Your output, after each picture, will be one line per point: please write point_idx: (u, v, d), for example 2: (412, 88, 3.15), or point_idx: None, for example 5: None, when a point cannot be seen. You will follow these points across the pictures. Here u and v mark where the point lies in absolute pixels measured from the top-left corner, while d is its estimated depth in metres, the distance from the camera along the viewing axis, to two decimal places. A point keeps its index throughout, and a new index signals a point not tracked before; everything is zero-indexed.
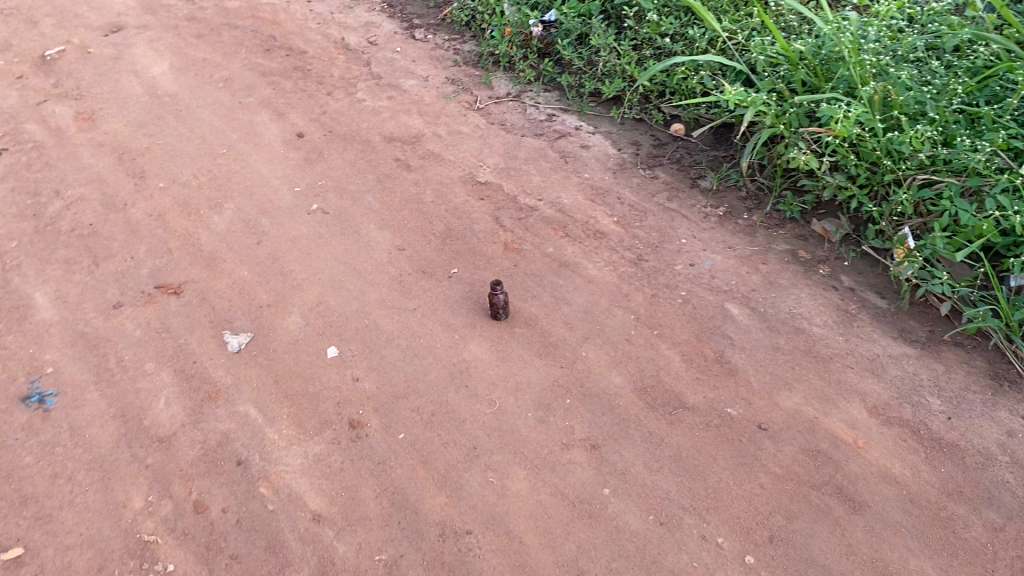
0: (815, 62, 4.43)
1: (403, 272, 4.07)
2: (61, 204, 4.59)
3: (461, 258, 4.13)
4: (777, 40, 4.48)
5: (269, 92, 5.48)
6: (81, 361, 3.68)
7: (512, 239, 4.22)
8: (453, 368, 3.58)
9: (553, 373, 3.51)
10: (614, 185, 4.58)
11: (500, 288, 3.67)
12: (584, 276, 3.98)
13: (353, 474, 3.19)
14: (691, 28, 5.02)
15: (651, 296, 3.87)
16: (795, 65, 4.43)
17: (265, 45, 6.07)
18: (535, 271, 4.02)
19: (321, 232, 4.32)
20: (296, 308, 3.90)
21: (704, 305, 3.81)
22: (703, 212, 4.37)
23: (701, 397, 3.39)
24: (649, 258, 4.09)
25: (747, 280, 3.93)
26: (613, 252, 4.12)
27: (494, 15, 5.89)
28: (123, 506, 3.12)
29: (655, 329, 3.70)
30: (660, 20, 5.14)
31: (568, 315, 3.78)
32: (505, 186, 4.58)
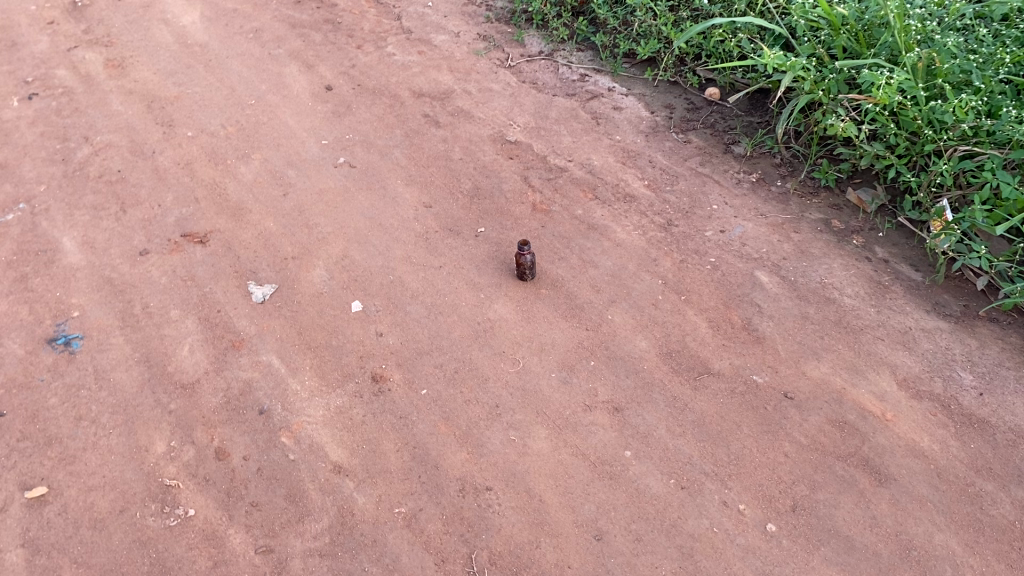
0: (857, 27, 4.31)
1: (429, 229, 4.05)
2: (90, 150, 4.59)
3: (488, 217, 4.09)
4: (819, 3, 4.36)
5: (299, 44, 5.43)
6: (106, 306, 3.69)
7: (540, 200, 4.17)
8: (477, 327, 3.56)
9: (578, 335, 3.49)
10: (646, 148, 4.50)
11: (527, 248, 3.64)
12: (612, 239, 3.93)
13: (375, 427, 3.19)
14: None
15: (680, 262, 3.82)
16: (837, 30, 4.32)
17: None
18: (562, 232, 3.98)
19: (348, 187, 4.30)
20: (322, 261, 3.89)
21: (733, 272, 3.75)
22: (736, 178, 4.28)
23: (727, 364, 3.35)
24: (679, 223, 4.04)
25: (778, 248, 3.86)
26: (642, 216, 4.07)
27: None
28: (146, 450, 3.14)
29: (682, 294, 3.65)
30: None
31: (594, 279, 3.74)
32: (535, 146, 4.52)
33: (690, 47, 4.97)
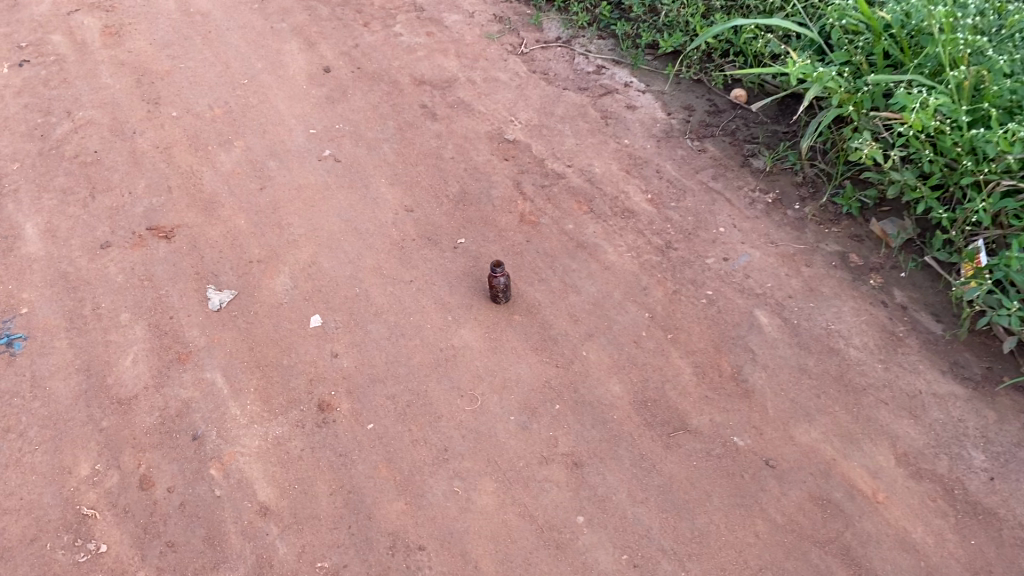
0: (900, 34, 3.83)
1: (406, 236, 3.75)
2: (70, 126, 4.38)
3: (471, 228, 3.77)
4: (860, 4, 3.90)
5: (304, 19, 5.13)
6: (56, 305, 3.50)
7: (530, 211, 3.84)
8: (439, 355, 3.27)
9: (546, 373, 3.18)
10: (655, 156, 4.10)
11: (501, 270, 3.32)
12: (602, 262, 3.58)
13: (310, 464, 2.94)
14: None
15: (673, 293, 3.46)
16: (878, 36, 3.86)
17: None
18: (547, 250, 3.64)
19: (328, 183, 4.02)
20: (287, 267, 3.63)
21: (729, 309, 3.38)
22: (750, 196, 3.87)
23: (706, 420, 3.00)
24: (679, 246, 3.66)
25: (784, 284, 3.47)
26: (639, 236, 3.70)
27: None
28: (69, 472, 2.95)
29: (669, 331, 3.30)
30: None
31: (574, 307, 3.41)
32: (534, 147, 4.17)
33: (718, 43, 4.54)
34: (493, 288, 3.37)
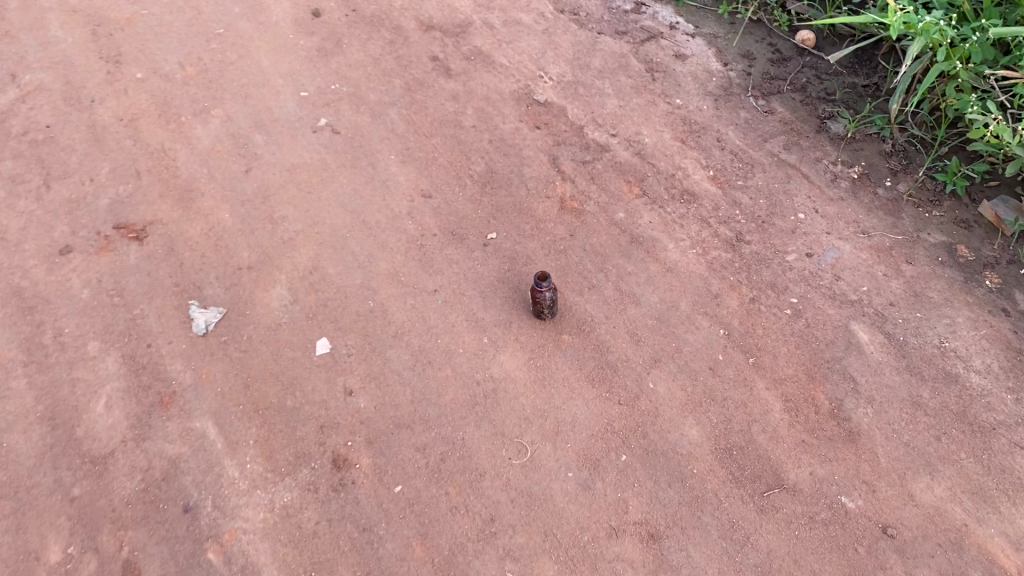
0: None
1: (425, 231, 3.14)
2: (14, 92, 3.65)
3: (501, 219, 3.16)
4: None
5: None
6: (9, 332, 2.89)
7: (571, 197, 3.23)
8: (476, 389, 2.72)
9: (607, 414, 2.63)
10: (714, 119, 3.46)
11: (545, 286, 2.72)
12: (664, 263, 2.99)
13: (329, 542, 2.41)
14: None
15: (751, 301, 2.89)
16: None
17: None
18: (596, 248, 3.05)
19: (327, 163, 3.38)
20: (284, 275, 3.03)
21: (821, 323, 2.82)
22: (831, 171, 3.25)
23: (806, 474, 2.49)
24: (754, 238, 3.07)
25: (883, 287, 2.90)
26: (704, 227, 3.10)
27: None
28: (35, 559, 2.39)
29: (751, 354, 2.75)
30: None
31: (635, 323, 2.84)
32: (569, 110, 3.53)
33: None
34: (536, 303, 2.79)
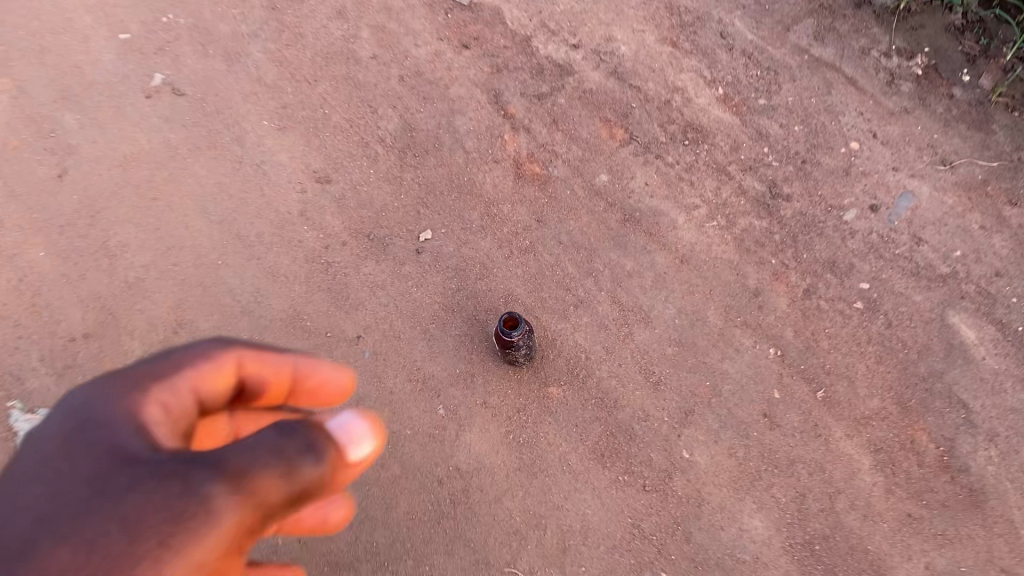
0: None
1: (329, 238, 2.19)
2: None
3: (434, 207, 2.21)
4: None
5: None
6: None
7: (529, 155, 2.26)
8: (438, 494, 1.88)
9: (631, 510, 1.85)
10: (710, 4, 2.48)
11: (517, 335, 1.85)
12: (676, 250, 2.10)
13: None
14: None
15: (806, 295, 2.04)
16: None
17: None
18: (576, 237, 2.14)
19: (175, 145, 2.37)
20: (138, 342, 2.10)
21: (905, 320, 2.00)
22: (884, 70, 2.32)
23: (920, 571, 1.77)
24: (795, 190, 2.17)
25: (983, 248, 2.07)
26: (723, 180, 2.19)
27: None
28: None
29: (818, 385, 1.95)
30: None
31: (649, 354, 1.99)
32: (507, 11, 2.52)
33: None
34: (504, 349, 1.92)
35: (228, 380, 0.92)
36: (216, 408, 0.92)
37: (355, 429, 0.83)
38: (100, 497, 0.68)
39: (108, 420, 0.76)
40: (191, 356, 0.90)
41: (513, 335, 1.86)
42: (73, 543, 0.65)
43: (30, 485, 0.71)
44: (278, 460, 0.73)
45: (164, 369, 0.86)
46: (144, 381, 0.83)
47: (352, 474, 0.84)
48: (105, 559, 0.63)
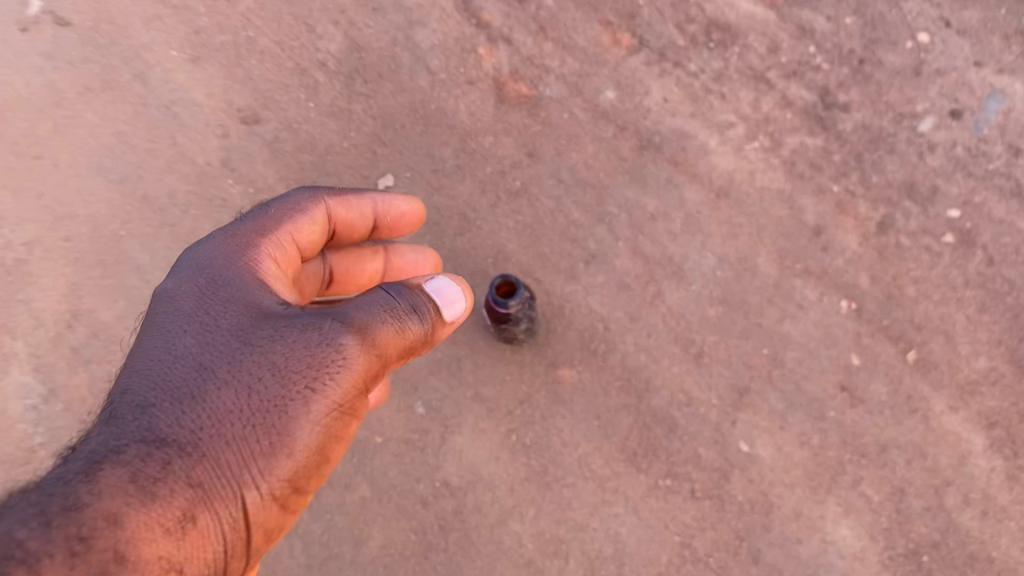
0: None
1: (263, 194, 1.72)
2: None
3: (395, 145, 1.73)
4: None
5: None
6: None
7: (511, 73, 1.76)
8: (425, 520, 1.44)
9: (679, 525, 1.41)
10: None
11: (510, 307, 1.38)
12: (708, 181, 1.64)
13: None
14: None
15: (880, 231, 1.59)
16: None
17: None
18: (579, 173, 1.66)
19: (57, 86, 1.85)
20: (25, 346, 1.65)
21: (1012, 254, 1.55)
22: None
23: None
24: (854, 98, 1.69)
25: None
26: (762, 91, 1.71)
27: None
28: None
29: (908, 345, 1.50)
30: None
31: (686, 318, 1.53)
32: None
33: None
34: (498, 323, 1.45)
35: (320, 227, 1.20)
36: (313, 247, 1.21)
37: (449, 288, 1.09)
38: (253, 348, 0.97)
39: (235, 311, 1.00)
40: (293, 210, 1.17)
41: (511, 306, 1.38)
42: (242, 387, 0.94)
43: (204, 326, 0.98)
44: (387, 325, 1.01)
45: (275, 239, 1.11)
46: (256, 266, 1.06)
47: (444, 330, 1.11)
48: (262, 397, 0.94)
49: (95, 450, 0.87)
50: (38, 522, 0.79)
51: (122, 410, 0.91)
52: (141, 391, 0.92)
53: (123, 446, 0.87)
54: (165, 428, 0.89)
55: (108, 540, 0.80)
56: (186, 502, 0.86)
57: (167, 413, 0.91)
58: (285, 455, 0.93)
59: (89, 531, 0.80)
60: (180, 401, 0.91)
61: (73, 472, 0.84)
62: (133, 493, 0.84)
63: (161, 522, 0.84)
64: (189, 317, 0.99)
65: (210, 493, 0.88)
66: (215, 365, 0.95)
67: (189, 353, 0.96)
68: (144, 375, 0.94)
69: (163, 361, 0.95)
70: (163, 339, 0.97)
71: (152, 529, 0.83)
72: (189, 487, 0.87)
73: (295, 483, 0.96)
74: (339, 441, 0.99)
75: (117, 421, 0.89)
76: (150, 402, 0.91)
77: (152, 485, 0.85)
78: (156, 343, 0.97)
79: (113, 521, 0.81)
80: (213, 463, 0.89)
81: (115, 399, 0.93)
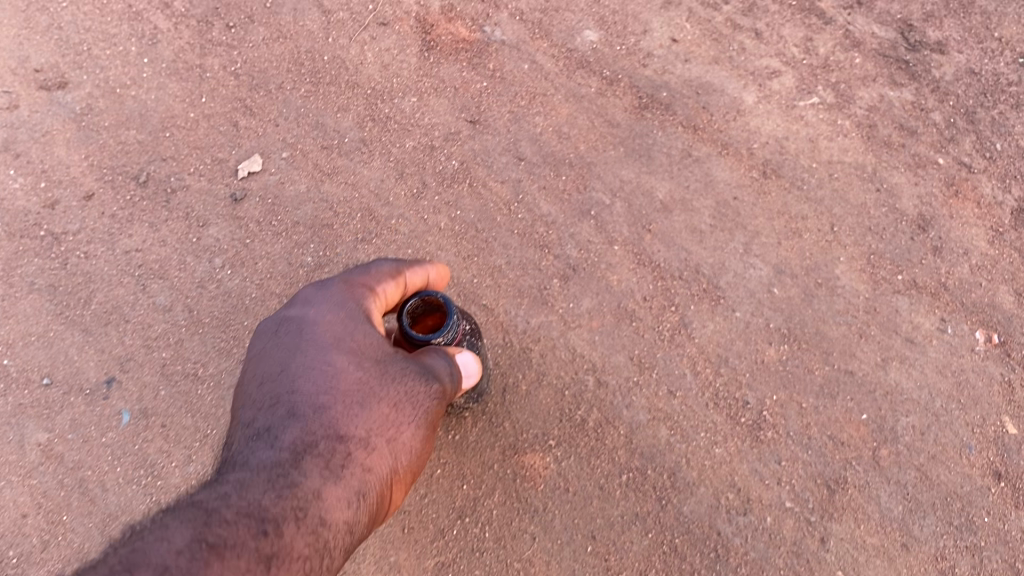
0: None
1: (60, 189, 1.11)
2: None
3: (267, 112, 1.14)
4: None
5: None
6: None
7: (444, 10, 1.20)
8: None
9: None
10: None
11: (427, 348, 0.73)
12: (746, 155, 1.07)
13: None
14: None
15: (1019, 220, 1.01)
16: None
17: None
18: (548, 147, 1.09)
19: None
20: None
21: None
22: None
23: None
24: (951, 33, 1.13)
25: None
26: (814, 25, 1.15)
27: None
28: None
29: None
30: None
31: (729, 364, 0.94)
32: None
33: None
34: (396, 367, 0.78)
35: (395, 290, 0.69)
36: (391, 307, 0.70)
37: (470, 364, 0.69)
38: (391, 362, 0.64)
39: (359, 315, 0.66)
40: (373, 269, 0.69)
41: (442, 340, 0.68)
42: (394, 390, 0.62)
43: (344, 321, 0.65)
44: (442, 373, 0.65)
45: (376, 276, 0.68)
46: (359, 292, 0.66)
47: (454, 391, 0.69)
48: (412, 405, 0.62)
49: (278, 439, 0.57)
50: (268, 497, 0.53)
51: (279, 403, 0.60)
52: (298, 386, 0.60)
53: (303, 436, 0.58)
54: (338, 426, 0.59)
55: (315, 521, 0.53)
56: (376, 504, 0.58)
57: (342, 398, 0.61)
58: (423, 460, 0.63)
59: (307, 516, 0.53)
60: (342, 402, 0.60)
61: (277, 459, 0.56)
62: (325, 476, 0.56)
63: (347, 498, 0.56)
64: (321, 322, 0.65)
65: (384, 493, 0.59)
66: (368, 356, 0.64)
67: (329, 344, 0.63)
68: (294, 374, 0.61)
69: (305, 358, 0.62)
70: (285, 343, 0.63)
71: (343, 514, 0.55)
72: (365, 483, 0.57)
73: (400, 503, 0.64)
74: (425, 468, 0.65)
75: (286, 414, 0.59)
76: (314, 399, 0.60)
77: (341, 470, 0.57)
78: (278, 349, 0.63)
79: (313, 501, 0.54)
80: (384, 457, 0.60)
81: (262, 395, 0.61)
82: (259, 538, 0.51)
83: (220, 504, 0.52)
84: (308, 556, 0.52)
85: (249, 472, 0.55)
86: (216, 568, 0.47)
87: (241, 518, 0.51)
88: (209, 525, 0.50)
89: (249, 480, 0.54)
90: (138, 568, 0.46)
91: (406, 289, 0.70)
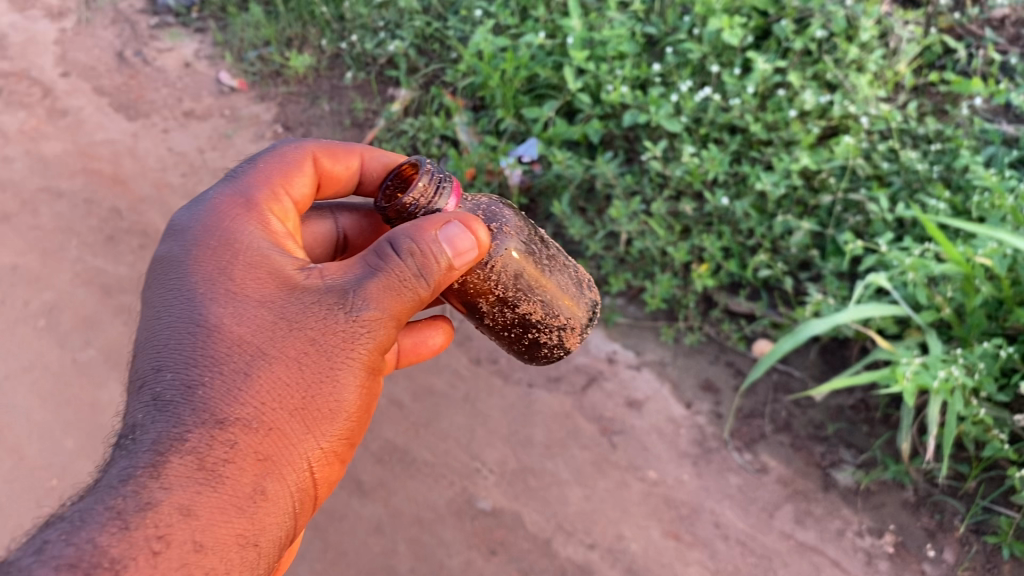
0: (1019, 227, 2.79)
1: None
2: None
3: None
4: (946, 254, 2.66)
5: (90, 299, 3.62)
6: None
7: None
8: None
9: None
10: (702, 494, 2.82)
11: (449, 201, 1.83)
12: None
13: None
14: (759, 160, 3.37)
15: None
16: (973, 294, 2.68)
17: (86, 194, 4.01)
18: None
19: None
20: None
21: None
22: (863, 550, 2.65)
23: None
24: None
25: None
26: None
27: (440, 92, 3.95)
28: None
29: None
30: (706, 130, 3.44)
31: None
32: (527, 516, 2.82)
33: (719, 161, 3.28)
34: (463, 280, 1.89)
35: (307, 181, 2.05)
36: (304, 198, 2.06)
37: (449, 231, 1.67)
38: (282, 315, 1.64)
39: (239, 236, 1.76)
40: (275, 182, 1.97)
41: (441, 202, 1.80)
42: (292, 333, 1.62)
43: (208, 292, 1.65)
44: (411, 262, 1.66)
45: (256, 210, 1.84)
46: (250, 219, 1.80)
47: (450, 274, 1.71)
48: (300, 365, 1.61)
49: (150, 439, 1.45)
50: (116, 522, 1.34)
51: (155, 387, 1.53)
52: (166, 367, 1.55)
53: (191, 430, 1.47)
54: (219, 395, 1.52)
55: (176, 514, 1.38)
56: (248, 454, 1.50)
57: (225, 360, 1.56)
58: (337, 388, 1.64)
59: (174, 502, 1.39)
60: (229, 371, 1.55)
61: (142, 459, 1.42)
62: (196, 465, 1.44)
63: (223, 495, 1.45)
64: (192, 270, 1.69)
65: (267, 447, 1.53)
66: (244, 316, 1.62)
67: (221, 302, 1.63)
68: (167, 352, 1.57)
69: (185, 318, 1.61)
70: (170, 303, 1.65)
71: (211, 493, 1.44)
72: (238, 444, 1.50)
73: (314, 430, 1.61)
74: (363, 394, 1.70)
75: (156, 398, 1.51)
76: (192, 383, 1.52)
77: (223, 449, 1.48)
78: (167, 307, 1.64)
79: (182, 497, 1.40)
80: (245, 425, 1.52)
81: (152, 364, 1.56)
82: (119, 526, 1.33)
83: (49, 551, 1.28)
84: (172, 519, 1.38)
85: (122, 476, 1.40)
86: (97, 536, 1.32)
87: (81, 545, 1.30)
88: (71, 531, 1.32)
89: (123, 480, 1.40)
90: (38, 557, 1.27)
91: (308, 179, 2.07)
